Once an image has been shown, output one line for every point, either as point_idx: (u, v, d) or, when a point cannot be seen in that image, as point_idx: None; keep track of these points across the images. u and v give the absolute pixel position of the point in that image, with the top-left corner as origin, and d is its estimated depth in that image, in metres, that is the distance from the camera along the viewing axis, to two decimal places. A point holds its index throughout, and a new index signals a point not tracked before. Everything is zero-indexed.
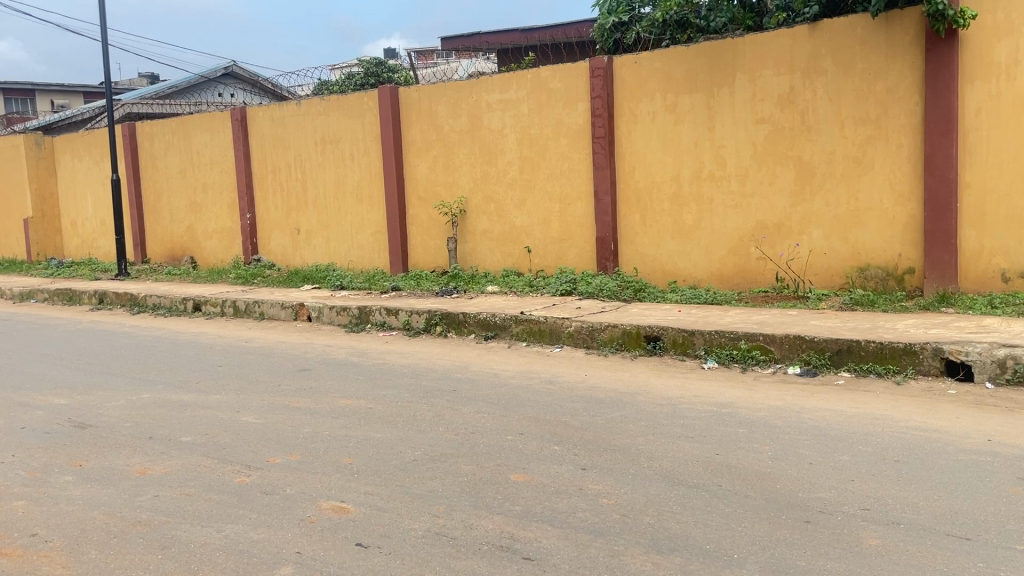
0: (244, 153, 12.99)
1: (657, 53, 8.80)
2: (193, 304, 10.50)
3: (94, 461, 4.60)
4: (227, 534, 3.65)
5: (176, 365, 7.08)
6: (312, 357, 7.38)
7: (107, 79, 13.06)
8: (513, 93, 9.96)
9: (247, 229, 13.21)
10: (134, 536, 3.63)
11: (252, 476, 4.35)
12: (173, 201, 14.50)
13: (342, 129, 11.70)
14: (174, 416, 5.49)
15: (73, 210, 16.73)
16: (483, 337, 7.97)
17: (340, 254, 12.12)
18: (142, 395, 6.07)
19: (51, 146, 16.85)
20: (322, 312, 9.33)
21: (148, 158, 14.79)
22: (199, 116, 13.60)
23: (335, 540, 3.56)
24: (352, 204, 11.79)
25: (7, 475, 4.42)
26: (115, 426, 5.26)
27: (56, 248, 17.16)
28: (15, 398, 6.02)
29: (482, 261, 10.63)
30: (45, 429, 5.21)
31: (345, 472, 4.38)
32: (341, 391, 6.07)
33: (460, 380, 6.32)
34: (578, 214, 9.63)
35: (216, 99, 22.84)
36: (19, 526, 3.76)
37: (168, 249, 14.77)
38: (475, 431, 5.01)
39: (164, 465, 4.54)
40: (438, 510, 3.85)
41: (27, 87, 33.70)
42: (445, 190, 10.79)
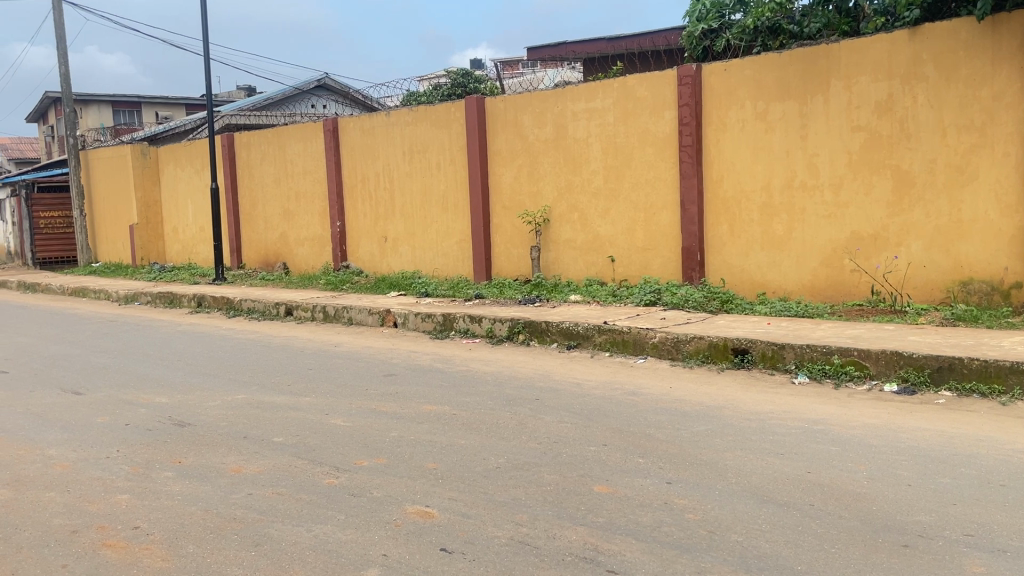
0: (335, 162, 13.35)
1: (748, 60, 8.64)
2: (285, 309, 10.84)
3: (192, 459, 4.79)
4: (316, 534, 3.74)
5: (269, 368, 7.32)
6: (397, 362, 7.51)
7: (207, 92, 13.63)
8: (598, 102, 9.93)
9: (336, 237, 13.57)
10: (229, 533, 3.77)
11: (341, 477, 4.46)
12: (267, 209, 15.01)
13: (429, 138, 11.90)
14: (267, 417, 5.67)
15: (174, 218, 17.52)
16: (566, 346, 7.95)
17: (425, 262, 12.31)
18: (237, 395, 6.30)
19: (155, 156, 17.70)
20: (408, 318, 9.49)
21: (244, 168, 15.36)
22: (293, 127, 14.07)
23: (421, 544, 3.61)
24: (438, 213, 11.95)
25: (112, 469, 4.65)
26: (212, 426, 5.47)
27: (158, 253, 18.02)
28: (121, 395, 6.34)
29: (566, 270, 10.61)
30: (148, 426, 5.47)
31: (430, 478, 4.44)
32: (426, 397, 6.15)
33: (542, 389, 6.32)
34: (663, 223, 9.51)
35: (309, 111, 23.57)
36: (124, 519, 3.95)
37: (262, 255, 15.29)
38: (559, 441, 4.99)
39: (257, 464, 4.70)
40: (522, 518, 3.85)
41: (133, 100, 35.57)
42: (529, 200, 10.84)
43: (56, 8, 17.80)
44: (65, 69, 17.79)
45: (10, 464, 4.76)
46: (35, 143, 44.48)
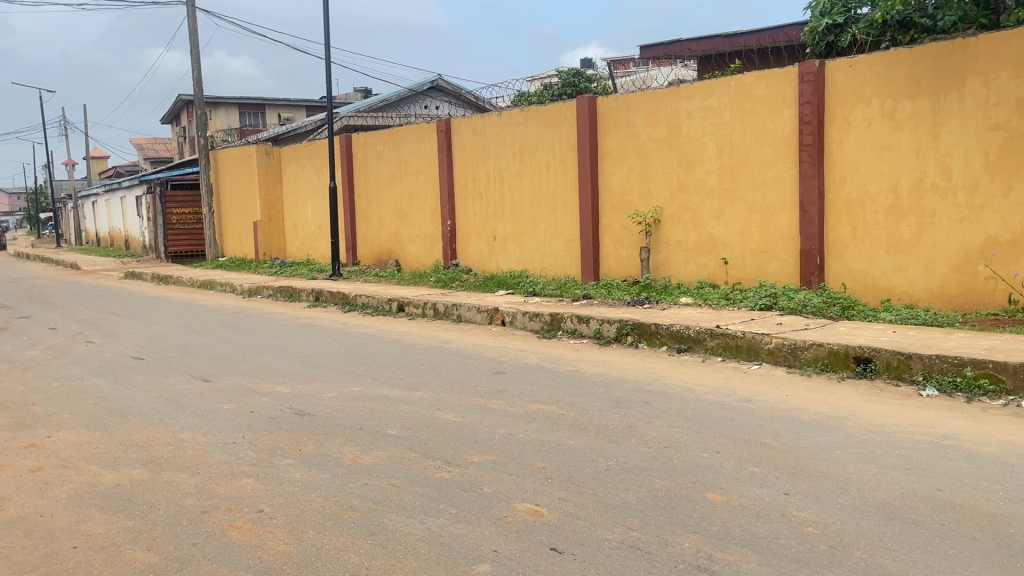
0: (448, 162, 13.60)
1: (876, 56, 8.27)
2: (397, 305, 11.11)
3: (312, 447, 4.97)
4: (429, 527, 3.81)
5: (382, 362, 7.52)
6: (506, 361, 7.57)
7: (327, 94, 14.13)
8: (714, 100, 9.71)
9: (447, 235, 13.81)
10: (347, 521, 3.89)
11: (452, 472, 4.52)
12: (381, 208, 15.43)
13: (540, 138, 11.93)
14: (381, 410, 5.82)
15: (294, 215, 18.24)
16: (676, 349, 7.82)
17: (533, 261, 12.35)
18: (353, 388, 6.50)
19: (278, 155, 18.49)
20: (516, 317, 9.54)
21: (361, 168, 15.85)
22: (407, 128, 14.40)
23: (531, 542, 3.62)
24: (548, 213, 11.98)
25: (238, 454, 4.88)
26: (330, 416, 5.66)
27: (279, 249, 18.82)
28: (246, 384, 6.66)
29: (677, 272, 10.43)
30: (270, 415, 5.71)
31: (539, 476, 4.45)
32: (536, 396, 6.17)
33: (652, 393, 6.23)
34: (781, 225, 9.22)
35: (423, 111, 24.08)
36: (249, 502, 4.14)
37: (376, 253, 15.73)
38: (671, 446, 4.91)
39: (372, 455, 4.83)
40: (633, 522, 3.80)
41: (258, 102, 37.30)
42: (639, 200, 10.71)
43: (190, 16, 18.84)
44: (197, 73, 18.81)
45: (147, 445, 5.07)
46: (169, 143, 47.29)
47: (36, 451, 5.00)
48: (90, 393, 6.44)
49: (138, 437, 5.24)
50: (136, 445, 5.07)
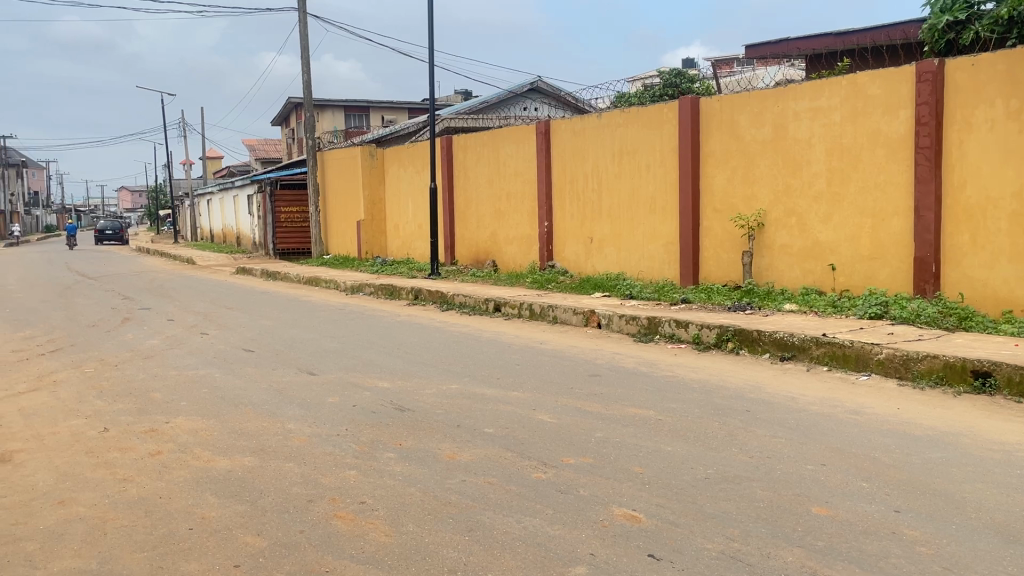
0: (546, 163, 13.64)
1: (1001, 54, 7.81)
2: (494, 304, 11.21)
3: (412, 442, 5.08)
4: (525, 526, 3.83)
5: (479, 361, 7.61)
6: (602, 363, 7.53)
7: (430, 96, 14.40)
8: (824, 100, 9.39)
9: (544, 237, 13.84)
10: (445, 516, 3.95)
11: (548, 473, 4.53)
12: (480, 208, 15.60)
13: (640, 139, 11.82)
14: (478, 408, 5.88)
15: (395, 215, 18.67)
16: (779, 357, 7.60)
17: (631, 264, 12.24)
18: (451, 385, 6.60)
19: (381, 156, 18.97)
20: (612, 319, 9.48)
21: (461, 169, 16.09)
22: (507, 129, 14.52)
23: (628, 547, 3.59)
24: (646, 215, 11.84)
25: (341, 446, 5.04)
26: (428, 412, 5.77)
27: (381, 248, 19.31)
28: (350, 378, 6.86)
29: (780, 278, 10.13)
30: (372, 409, 5.86)
31: (637, 481, 4.41)
32: (632, 400, 6.12)
33: (753, 401, 6.08)
34: (894, 231, 8.84)
35: (522, 113, 24.27)
36: (353, 493, 4.26)
37: (474, 253, 15.92)
38: (773, 456, 4.78)
39: (470, 452, 4.90)
40: (733, 533, 3.72)
41: (362, 105, 38.39)
42: (743, 203, 10.47)
43: (301, 21, 19.54)
44: (307, 77, 19.50)
45: (256, 434, 5.29)
46: (278, 145, 49.22)
47: (156, 435, 5.29)
48: (205, 382, 6.78)
49: (249, 426, 5.48)
50: (247, 434, 5.30)
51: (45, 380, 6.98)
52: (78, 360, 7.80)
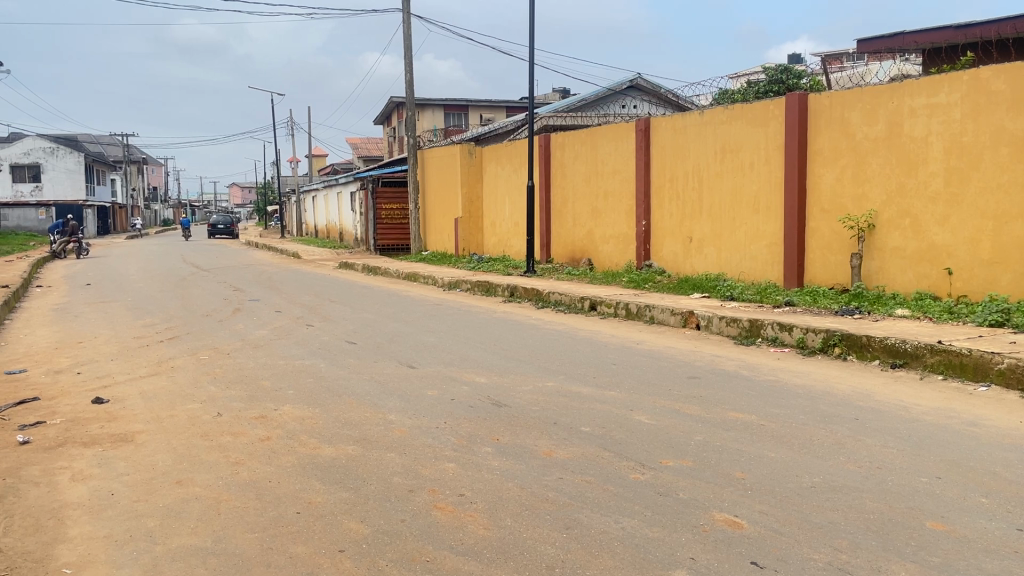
0: (645, 162, 13.50)
1: None
2: (589, 303, 11.17)
3: (509, 438, 5.11)
4: (624, 527, 3.80)
5: (576, 359, 7.59)
6: (702, 365, 7.40)
7: (529, 95, 14.46)
8: (943, 96, 8.94)
9: (641, 236, 13.69)
10: (543, 512, 3.96)
11: (647, 474, 4.48)
12: (577, 207, 15.57)
13: (744, 137, 11.54)
14: (575, 407, 5.87)
15: (492, 212, 18.83)
16: (890, 364, 7.29)
17: (731, 265, 11.96)
18: (548, 382, 6.61)
19: (480, 154, 19.18)
20: (712, 321, 9.29)
21: (558, 167, 16.11)
22: (606, 127, 14.43)
23: (729, 553, 3.52)
24: (749, 214, 11.56)
25: (441, 438, 5.12)
26: (525, 408, 5.80)
27: (477, 245, 19.53)
28: (448, 372, 6.98)
29: (892, 281, 9.70)
30: (470, 403, 5.93)
31: (738, 487, 4.30)
32: (733, 404, 5.97)
33: (862, 409, 5.84)
34: (1018, 234, 8.34)
35: (621, 111, 24.07)
36: (452, 485, 4.32)
37: (570, 251, 15.90)
38: (883, 467, 4.58)
39: (567, 450, 4.89)
40: (841, 544, 3.59)
41: (461, 104, 38.89)
42: (852, 203, 10.09)
43: (405, 22, 19.94)
44: (409, 77, 19.89)
45: (359, 424, 5.44)
46: (380, 143, 50.42)
47: (266, 421, 5.51)
48: (310, 372, 7.01)
49: (352, 415, 5.63)
50: (350, 423, 5.45)
51: (164, 366, 7.37)
52: (193, 347, 8.20)
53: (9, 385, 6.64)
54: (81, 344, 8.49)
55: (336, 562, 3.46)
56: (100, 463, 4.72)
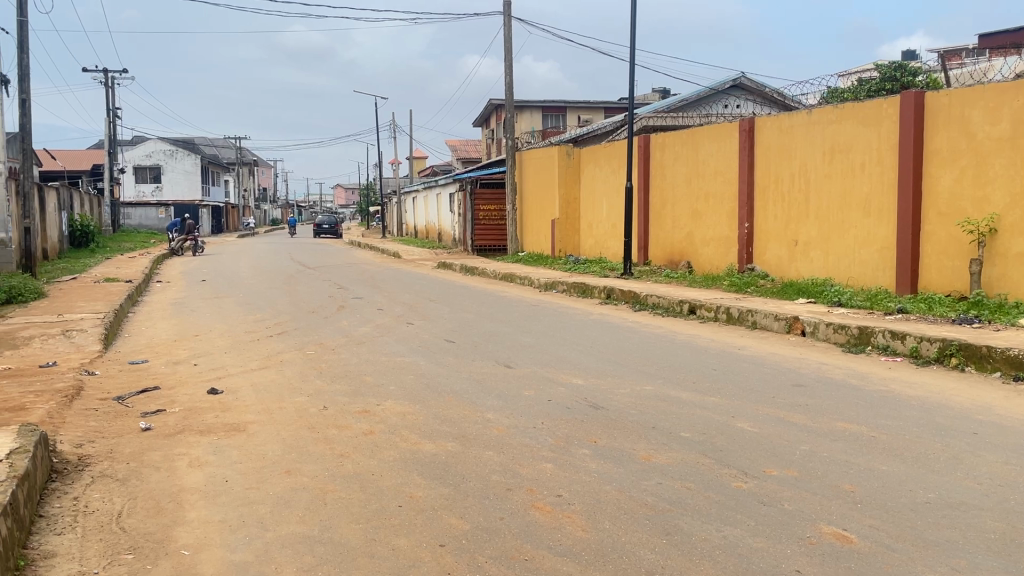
0: (749, 163, 13.20)
1: None
2: (688, 307, 10.98)
3: (606, 440, 5.08)
4: (725, 535, 3.72)
5: (675, 363, 7.48)
6: (807, 373, 7.17)
7: (630, 95, 14.33)
8: None
9: (743, 239, 13.37)
10: (642, 517, 3.92)
11: (750, 483, 4.37)
12: (677, 208, 15.35)
13: (855, 137, 11.12)
14: (674, 411, 5.79)
15: (589, 214, 18.77)
16: (1012, 377, 6.87)
17: (840, 269, 11.53)
18: (646, 386, 6.54)
19: (578, 156, 19.16)
20: (818, 327, 8.99)
21: (658, 168, 15.93)
22: (709, 127, 14.17)
23: (837, 568, 3.40)
24: (859, 217, 11.12)
25: (538, 438, 5.14)
26: (623, 411, 5.75)
27: (574, 247, 19.52)
28: (545, 372, 7.00)
29: (1015, 289, 9.13)
30: (567, 404, 5.93)
31: (847, 500, 4.15)
32: (841, 414, 5.76)
33: (982, 424, 5.53)
34: None
35: (723, 111, 23.61)
36: (550, 485, 4.33)
37: (669, 254, 15.68)
38: (1005, 485, 4.32)
39: (666, 455, 4.83)
40: (959, 564, 3.42)
41: (559, 105, 38.98)
42: (972, 206, 9.56)
43: (506, 24, 20.10)
44: (509, 78, 20.03)
45: (459, 421, 5.51)
46: (478, 146, 51.08)
47: (368, 416, 5.65)
48: (411, 369, 7.16)
49: (452, 413, 5.72)
50: (449, 420, 5.54)
51: (273, 359, 7.66)
52: (300, 342, 8.50)
53: (133, 374, 7.05)
54: (197, 337, 8.91)
55: (436, 557, 3.51)
56: (215, 451, 4.95)
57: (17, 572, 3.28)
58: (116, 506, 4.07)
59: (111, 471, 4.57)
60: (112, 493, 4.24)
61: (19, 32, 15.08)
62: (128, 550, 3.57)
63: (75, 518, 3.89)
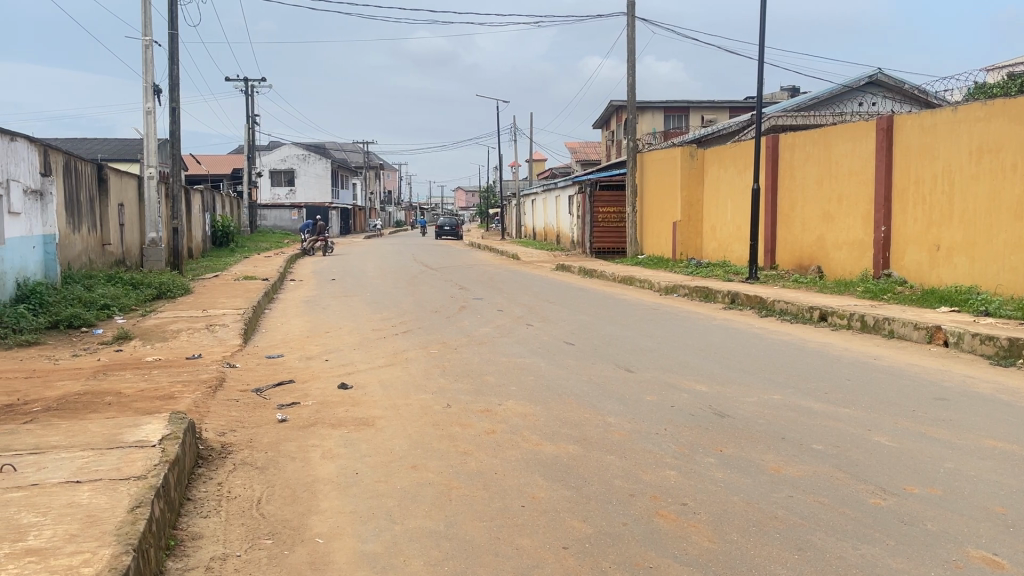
0: (887, 163, 12.57)
1: None
2: (819, 313, 10.56)
3: (733, 450, 4.95)
4: (862, 554, 3.54)
5: (805, 372, 7.19)
6: (951, 386, 6.73)
7: (758, 94, 13.92)
8: None
9: (879, 243, 12.74)
10: (772, 530, 3.79)
11: (888, 500, 4.15)
12: (807, 210, 14.80)
13: (1006, 135, 10.39)
14: (804, 422, 5.57)
15: (713, 216, 18.36)
16: None
17: (987, 277, 10.76)
18: (775, 395, 6.32)
19: (702, 156, 18.79)
20: (962, 338, 8.44)
21: (787, 169, 15.41)
22: (843, 127, 13.58)
23: None
24: (1010, 221, 10.35)
25: (662, 445, 5.06)
26: (750, 421, 5.58)
27: (696, 250, 19.15)
28: (669, 378, 6.88)
29: None
30: (691, 411, 5.81)
31: (998, 523, 3.86)
32: (990, 431, 5.37)
33: None
34: None
35: (858, 109, 22.56)
36: (675, 493, 4.25)
37: (798, 258, 15.12)
38: None
39: (798, 467, 4.65)
40: None
41: (682, 105, 38.34)
42: None
43: (630, 25, 19.94)
44: (631, 79, 19.86)
45: (580, 424, 5.50)
46: (598, 147, 50.91)
47: (490, 415, 5.72)
48: (532, 370, 7.20)
49: (573, 415, 5.71)
50: (571, 423, 5.53)
51: (399, 357, 7.88)
52: (425, 341, 8.71)
53: (270, 368, 7.42)
54: (328, 334, 9.29)
55: (560, 559, 3.51)
56: (346, 444, 5.14)
57: (170, 551, 3.50)
58: (256, 493, 4.29)
59: (251, 459, 4.82)
60: (252, 480, 4.47)
61: (171, 44, 16.15)
62: (267, 536, 3.75)
63: (219, 503, 4.12)
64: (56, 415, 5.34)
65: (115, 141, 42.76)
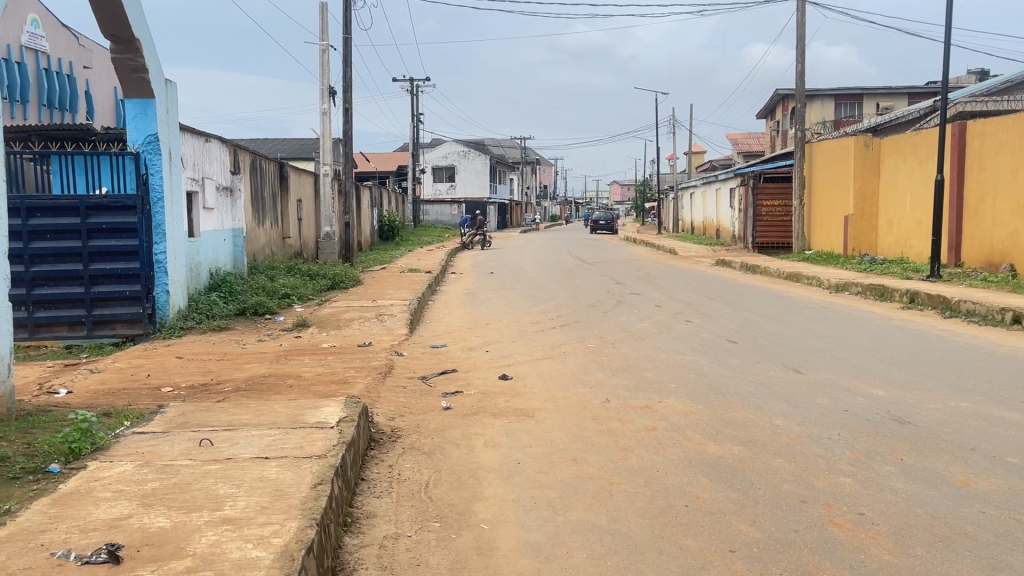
0: None
1: None
2: (1012, 316, 9.67)
3: (915, 459, 4.63)
4: None
5: (997, 379, 6.60)
6: None
7: (944, 79, 12.92)
8: None
9: None
10: (963, 547, 3.51)
11: None
12: (998, 203, 13.62)
13: None
14: (997, 433, 5.11)
15: (890, 209, 17.25)
16: None
17: None
18: (963, 403, 5.84)
19: (878, 146, 17.67)
20: None
21: (976, 159, 14.25)
22: None
23: None
24: None
25: (836, 450, 4.81)
26: (934, 429, 5.19)
27: (871, 245, 18.08)
28: (841, 380, 6.52)
29: None
30: (867, 417, 5.48)
31: None
32: None
33: None
34: None
35: None
36: (851, 502, 4.03)
37: (987, 255, 13.95)
38: None
39: (991, 481, 4.28)
40: None
41: (855, 93, 36.26)
42: None
43: (799, 9, 19.03)
44: (800, 66, 18.97)
45: (745, 425, 5.32)
46: (762, 139, 49.11)
47: (651, 412, 5.65)
48: (693, 367, 7.05)
49: (738, 416, 5.53)
50: (735, 423, 5.36)
51: (557, 350, 7.93)
52: (583, 335, 8.72)
53: (434, 357, 7.68)
54: (489, 326, 9.50)
55: (728, 561, 3.42)
56: (507, 434, 5.24)
57: (347, 527, 3.71)
58: (424, 476, 4.46)
59: (418, 444, 5.01)
60: (421, 464, 4.65)
61: (346, 48, 17.03)
62: (435, 519, 3.89)
63: (391, 485, 4.31)
64: (245, 395, 5.78)
65: (294, 142, 45.72)
